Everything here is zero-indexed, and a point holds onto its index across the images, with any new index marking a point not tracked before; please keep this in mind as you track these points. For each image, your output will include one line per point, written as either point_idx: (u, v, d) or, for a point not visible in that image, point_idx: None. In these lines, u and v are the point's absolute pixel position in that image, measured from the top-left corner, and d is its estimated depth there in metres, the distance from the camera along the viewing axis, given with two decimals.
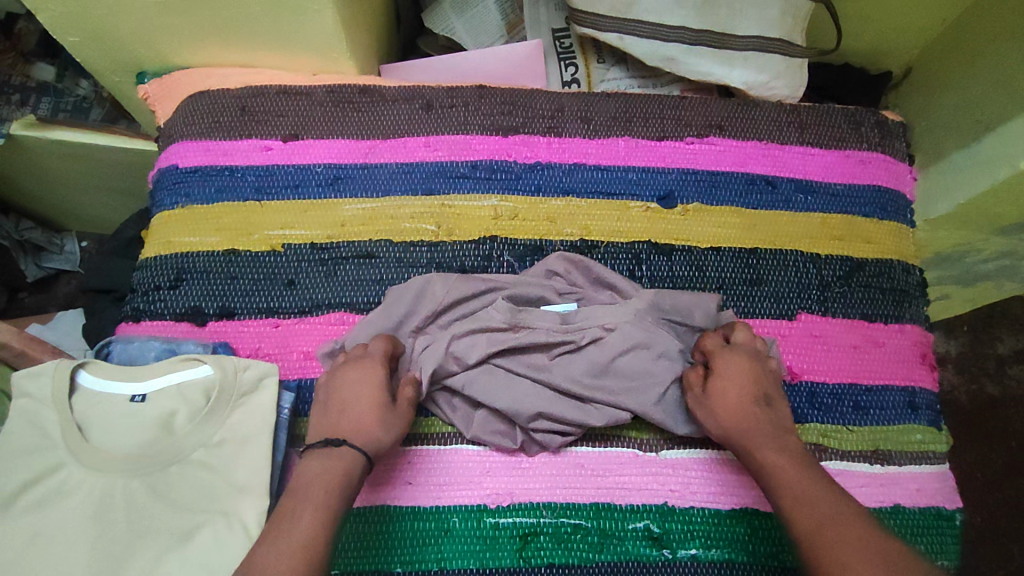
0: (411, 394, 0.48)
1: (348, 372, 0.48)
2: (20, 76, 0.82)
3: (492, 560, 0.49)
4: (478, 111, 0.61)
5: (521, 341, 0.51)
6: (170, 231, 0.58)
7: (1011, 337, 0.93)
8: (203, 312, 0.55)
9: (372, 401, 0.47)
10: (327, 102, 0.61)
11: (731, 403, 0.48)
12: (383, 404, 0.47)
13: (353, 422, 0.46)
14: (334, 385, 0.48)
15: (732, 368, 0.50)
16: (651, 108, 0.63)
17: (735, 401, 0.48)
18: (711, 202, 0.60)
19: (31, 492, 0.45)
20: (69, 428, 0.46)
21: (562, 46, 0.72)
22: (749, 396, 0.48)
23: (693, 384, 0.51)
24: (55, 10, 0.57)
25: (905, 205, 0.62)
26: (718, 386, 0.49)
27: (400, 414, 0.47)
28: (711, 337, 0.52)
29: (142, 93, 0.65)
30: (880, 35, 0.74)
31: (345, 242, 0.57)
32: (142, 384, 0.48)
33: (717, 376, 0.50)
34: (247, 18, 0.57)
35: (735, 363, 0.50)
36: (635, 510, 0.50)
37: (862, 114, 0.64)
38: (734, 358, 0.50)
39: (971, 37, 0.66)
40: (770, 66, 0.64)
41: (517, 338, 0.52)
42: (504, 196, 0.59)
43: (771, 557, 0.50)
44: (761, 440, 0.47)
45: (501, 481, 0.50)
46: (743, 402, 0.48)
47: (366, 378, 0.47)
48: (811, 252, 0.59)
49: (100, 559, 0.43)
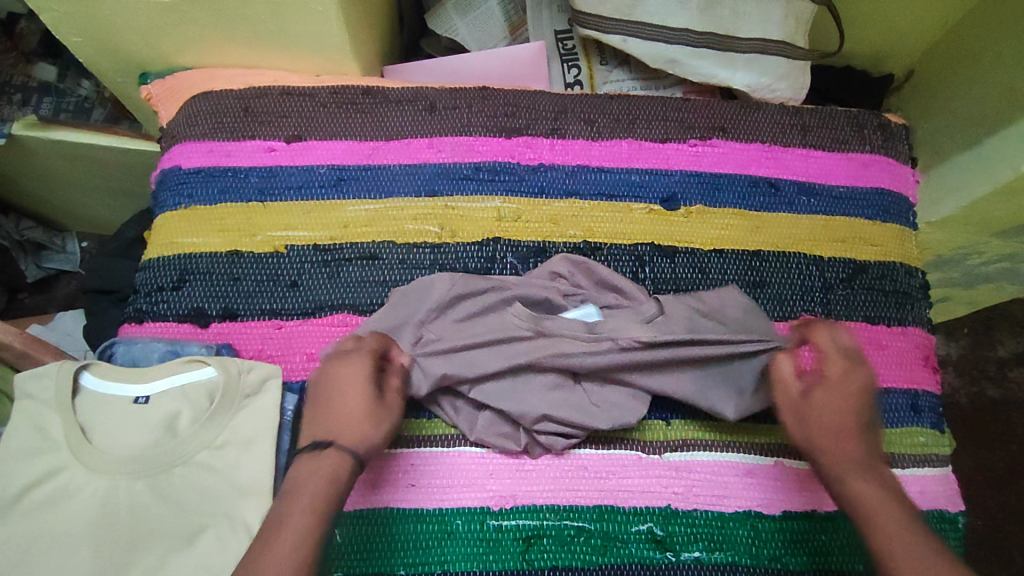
0: (397, 384, 0.48)
1: (334, 365, 0.47)
2: (22, 75, 0.82)
3: (496, 562, 0.49)
4: (481, 113, 0.61)
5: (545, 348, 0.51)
6: (173, 232, 0.58)
7: (1011, 339, 0.93)
8: (205, 313, 0.55)
9: (360, 393, 0.45)
10: (330, 103, 0.61)
11: (824, 412, 0.46)
12: (372, 399, 0.45)
13: (343, 416, 0.44)
14: (322, 377, 0.46)
15: (845, 381, 0.47)
16: (654, 110, 0.63)
17: (830, 410, 0.46)
18: (715, 204, 0.60)
19: (34, 493, 0.45)
20: (73, 430, 0.46)
21: (564, 48, 0.72)
22: (847, 411, 0.46)
23: (788, 377, 0.49)
24: (59, 10, 0.56)
25: (908, 208, 0.62)
26: (819, 392, 0.47)
27: (389, 406, 0.46)
28: (824, 337, 0.49)
29: (146, 94, 0.64)
30: (883, 37, 0.74)
31: (348, 243, 0.57)
32: (146, 385, 0.48)
33: (828, 386, 0.47)
34: (250, 18, 0.57)
35: (853, 377, 0.47)
36: (638, 512, 0.50)
37: (865, 116, 0.64)
38: (852, 370, 0.47)
39: (973, 39, 0.67)
40: (773, 69, 0.64)
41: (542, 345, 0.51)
42: (507, 197, 0.59)
43: (774, 560, 0.50)
44: (858, 462, 0.43)
45: (504, 483, 0.50)
46: (838, 415, 0.46)
47: (354, 371, 0.46)
48: (814, 254, 0.59)
49: (103, 561, 0.43)
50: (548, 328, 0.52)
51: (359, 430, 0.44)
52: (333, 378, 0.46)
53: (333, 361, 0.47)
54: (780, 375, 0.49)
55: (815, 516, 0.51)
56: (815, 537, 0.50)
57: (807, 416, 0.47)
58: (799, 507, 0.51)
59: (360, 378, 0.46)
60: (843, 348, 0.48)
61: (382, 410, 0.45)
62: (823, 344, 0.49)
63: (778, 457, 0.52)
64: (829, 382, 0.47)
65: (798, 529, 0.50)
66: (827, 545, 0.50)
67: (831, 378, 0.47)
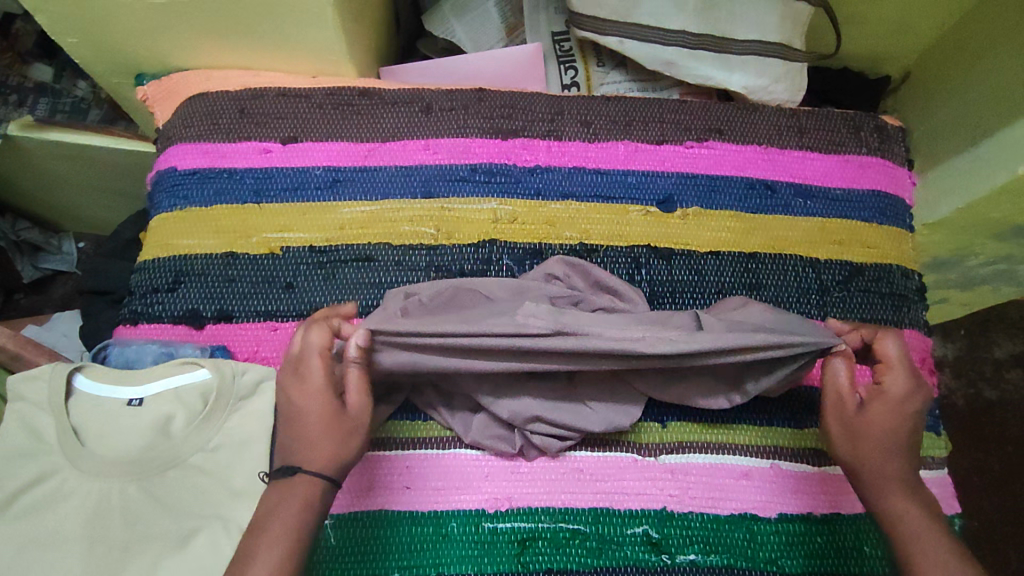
0: (355, 378, 0.44)
1: (291, 380, 0.45)
2: (18, 76, 0.82)
3: (491, 565, 0.48)
4: (478, 114, 0.61)
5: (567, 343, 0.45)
6: (168, 233, 0.57)
7: (1007, 341, 0.93)
8: (201, 314, 0.55)
9: (320, 405, 0.43)
10: (327, 105, 0.61)
11: (881, 429, 0.45)
12: (332, 409, 0.43)
13: (307, 434, 0.42)
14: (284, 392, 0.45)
15: (903, 399, 0.46)
16: (650, 112, 0.63)
17: (887, 428, 0.45)
18: (712, 206, 0.59)
19: (26, 496, 0.45)
20: (66, 432, 0.46)
21: (562, 49, 0.72)
22: (903, 430, 0.45)
23: (846, 387, 0.46)
24: (55, 11, 0.56)
25: (904, 210, 0.62)
26: (876, 406, 0.46)
27: (355, 412, 0.44)
28: (890, 347, 0.47)
29: (141, 95, 0.65)
30: (879, 39, 0.74)
31: (344, 245, 0.57)
32: (139, 387, 0.48)
33: (885, 404, 0.45)
34: (246, 20, 0.57)
35: (911, 398, 0.46)
36: (635, 514, 0.50)
37: (862, 119, 0.64)
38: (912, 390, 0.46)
39: (970, 42, 0.67)
40: (770, 70, 0.64)
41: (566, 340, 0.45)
42: (503, 199, 0.59)
43: (771, 562, 0.50)
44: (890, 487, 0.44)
45: (500, 485, 0.50)
46: (895, 433, 0.45)
47: (308, 383, 0.44)
48: (811, 257, 0.59)
49: (96, 564, 0.43)
50: (572, 329, 0.45)
51: (323, 447, 0.42)
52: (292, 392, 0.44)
53: (289, 373, 0.45)
54: (837, 383, 0.46)
55: (811, 518, 0.51)
56: (811, 540, 0.50)
57: (863, 430, 0.45)
58: (795, 509, 0.51)
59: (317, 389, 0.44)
60: (904, 359, 0.47)
61: (345, 421, 0.43)
62: (884, 353, 0.47)
63: (773, 459, 0.52)
64: (888, 397, 0.46)
65: (795, 532, 0.50)
66: (822, 548, 0.50)
67: (891, 392, 0.46)
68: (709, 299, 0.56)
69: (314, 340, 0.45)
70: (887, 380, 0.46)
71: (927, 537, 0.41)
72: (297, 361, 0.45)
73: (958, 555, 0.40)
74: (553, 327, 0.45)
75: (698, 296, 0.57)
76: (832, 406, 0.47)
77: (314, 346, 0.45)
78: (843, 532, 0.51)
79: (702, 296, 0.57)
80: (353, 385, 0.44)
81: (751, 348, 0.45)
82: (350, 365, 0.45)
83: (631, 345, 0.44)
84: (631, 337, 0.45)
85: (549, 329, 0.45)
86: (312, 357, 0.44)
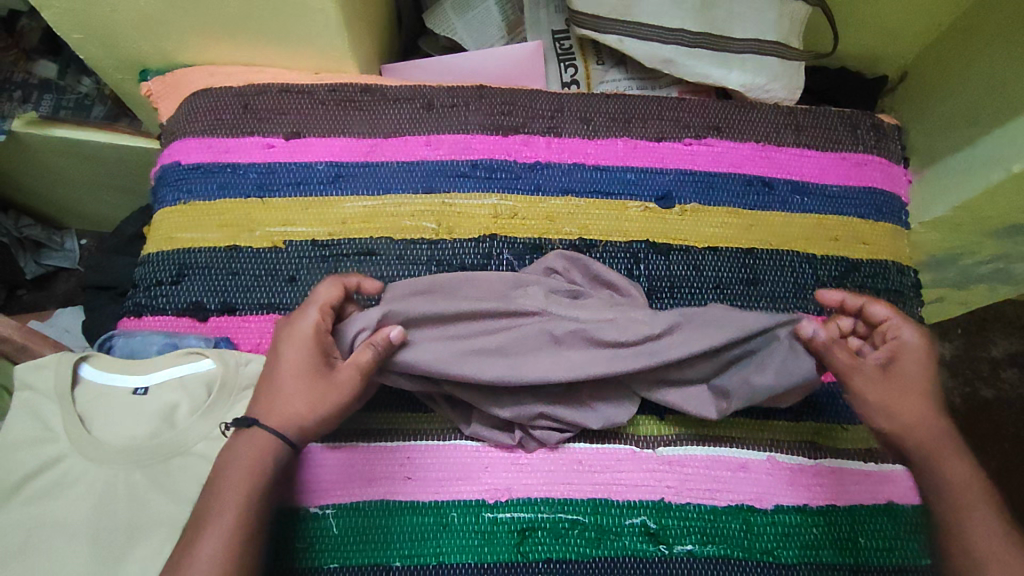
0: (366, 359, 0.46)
1: (285, 327, 0.47)
2: (22, 73, 0.83)
3: (491, 554, 0.49)
4: (478, 111, 0.62)
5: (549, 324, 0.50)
6: (173, 226, 0.58)
7: (1003, 339, 0.94)
8: (204, 307, 0.55)
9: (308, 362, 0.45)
10: (329, 101, 0.62)
11: (909, 382, 0.47)
12: (319, 368, 0.45)
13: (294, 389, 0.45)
14: (279, 342, 0.46)
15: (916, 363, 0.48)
16: (650, 110, 0.63)
17: (916, 378, 0.47)
18: (710, 202, 0.60)
19: (33, 483, 0.45)
20: (72, 421, 0.47)
21: (562, 47, 0.73)
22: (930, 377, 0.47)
23: (855, 362, 0.47)
24: (62, 7, 0.57)
25: (900, 208, 0.63)
26: (897, 364, 0.48)
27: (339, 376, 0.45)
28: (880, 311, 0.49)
29: (145, 90, 0.65)
30: (876, 39, 0.75)
31: (346, 239, 0.57)
32: (144, 376, 0.49)
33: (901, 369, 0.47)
34: (250, 17, 0.58)
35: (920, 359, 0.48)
36: (633, 505, 0.51)
37: (858, 117, 0.65)
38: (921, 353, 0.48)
39: (967, 41, 0.67)
40: (768, 69, 0.65)
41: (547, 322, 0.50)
42: (504, 194, 0.59)
43: (767, 553, 0.50)
44: None
45: (499, 476, 0.51)
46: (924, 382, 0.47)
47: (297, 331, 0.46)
48: (809, 253, 0.59)
49: (100, 551, 0.43)
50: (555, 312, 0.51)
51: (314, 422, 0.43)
52: (286, 339, 0.46)
53: (288, 323, 0.47)
54: (844, 361, 0.47)
55: (807, 510, 0.51)
56: (807, 531, 0.51)
57: (893, 389, 0.47)
58: (791, 501, 0.52)
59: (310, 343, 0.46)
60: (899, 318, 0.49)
61: (327, 381, 0.45)
62: (876, 316, 0.49)
63: (771, 451, 0.53)
64: (907, 351, 0.48)
65: (791, 523, 0.51)
66: (818, 539, 0.51)
67: (907, 346, 0.48)
68: (708, 294, 0.57)
69: (326, 297, 0.48)
70: (902, 337, 0.48)
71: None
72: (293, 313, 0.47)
73: None
74: (538, 310, 0.51)
75: (695, 291, 0.57)
76: (856, 382, 0.47)
77: (321, 303, 0.47)
78: (838, 523, 0.51)
79: (701, 292, 0.57)
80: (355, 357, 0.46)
81: (716, 334, 0.49)
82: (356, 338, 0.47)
83: (599, 331, 0.50)
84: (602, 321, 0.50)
85: (528, 320, 0.51)
86: (314, 306, 0.47)
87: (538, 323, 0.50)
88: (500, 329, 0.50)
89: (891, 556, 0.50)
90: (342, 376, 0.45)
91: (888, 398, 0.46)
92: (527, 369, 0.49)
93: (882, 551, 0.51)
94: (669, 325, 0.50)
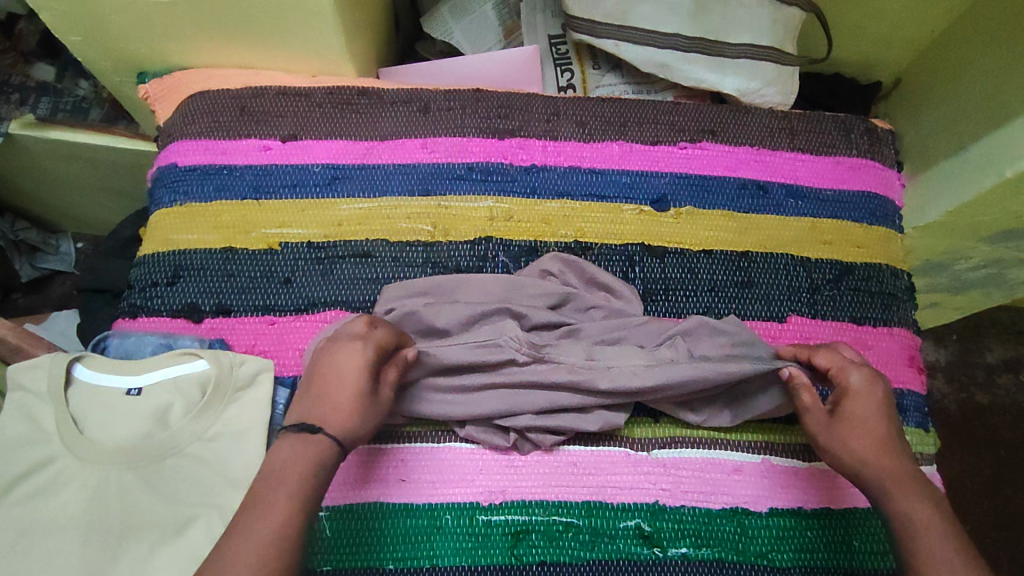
0: (394, 377, 0.47)
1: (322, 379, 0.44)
2: (20, 75, 0.82)
3: (484, 557, 0.49)
4: (475, 114, 0.62)
5: (539, 374, 0.51)
6: (169, 228, 0.58)
7: (999, 345, 0.95)
8: (200, 308, 0.55)
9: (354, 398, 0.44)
10: (326, 103, 0.62)
11: (862, 424, 0.46)
12: (365, 392, 0.44)
13: (333, 402, 0.43)
14: (318, 369, 0.45)
15: (863, 416, 0.47)
16: (645, 113, 0.64)
17: (867, 420, 0.47)
18: (703, 206, 0.60)
19: (26, 483, 0.45)
20: (66, 421, 0.46)
21: (558, 52, 0.73)
22: (885, 417, 0.47)
23: (812, 407, 0.49)
24: (57, 9, 0.57)
25: (893, 211, 0.63)
26: (846, 408, 0.47)
27: (381, 401, 0.45)
28: (824, 357, 0.50)
29: (142, 93, 0.65)
30: (870, 44, 0.76)
31: (342, 241, 0.57)
32: (140, 376, 0.49)
33: (850, 421, 0.47)
34: (248, 20, 0.58)
35: (868, 411, 0.47)
36: (626, 508, 0.51)
37: (852, 121, 0.66)
38: (867, 405, 0.47)
39: (959, 47, 0.68)
40: (762, 74, 0.65)
41: (538, 371, 0.51)
42: (500, 197, 0.59)
43: (762, 556, 0.50)
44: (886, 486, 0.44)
45: (494, 479, 0.51)
46: (878, 421, 0.47)
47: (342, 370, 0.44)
48: (802, 256, 0.59)
49: (94, 553, 0.43)
50: (548, 355, 0.52)
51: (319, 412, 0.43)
52: (328, 364, 0.45)
53: (328, 351, 0.46)
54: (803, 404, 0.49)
55: (801, 512, 0.51)
56: (802, 533, 0.51)
57: (845, 430, 0.47)
58: (786, 504, 0.52)
59: (358, 365, 0.44)
60: (844, 361, 0.49)
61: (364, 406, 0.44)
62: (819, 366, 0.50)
63: (765, 454, 0.53)
64: (855, 394, 0.47)
65: (785, 526, 0.51)
66: (813, 542, 0.51)
67: (852, 391, 0.48)
68: (701, 297, 0.57)
69: (375, 334, 0.47)
70: (851, 384, 0.48)
71: (926, 534, 0.41)
72: (331, 343, 0.46)
73: (960, 554, 0.40)
74: (531, 357, 0.51)
75: (690, 295, 0.57)
76: (809, 426, 0.49)
77: (376, 341, 0.46)
78: (832, 526, 0.51)
79: (694, 294, 0.57)
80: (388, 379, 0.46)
81: (715, 380, 0.50)
82: (393, 364, 0.47)
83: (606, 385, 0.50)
84: (606, 377, 0.50)
85: (528, 372, 0.51)
86: (367, 343, 0.46)
87: (538, 372, 0.51)
88: (500, 376, 0.51)
89: (885, 559, 0.50)
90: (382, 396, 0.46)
91: (847, 436, 0.46)
92: (525, 386, 0.51)
93: (876, 554, 0.51)
94: (676, 378, 0.50)
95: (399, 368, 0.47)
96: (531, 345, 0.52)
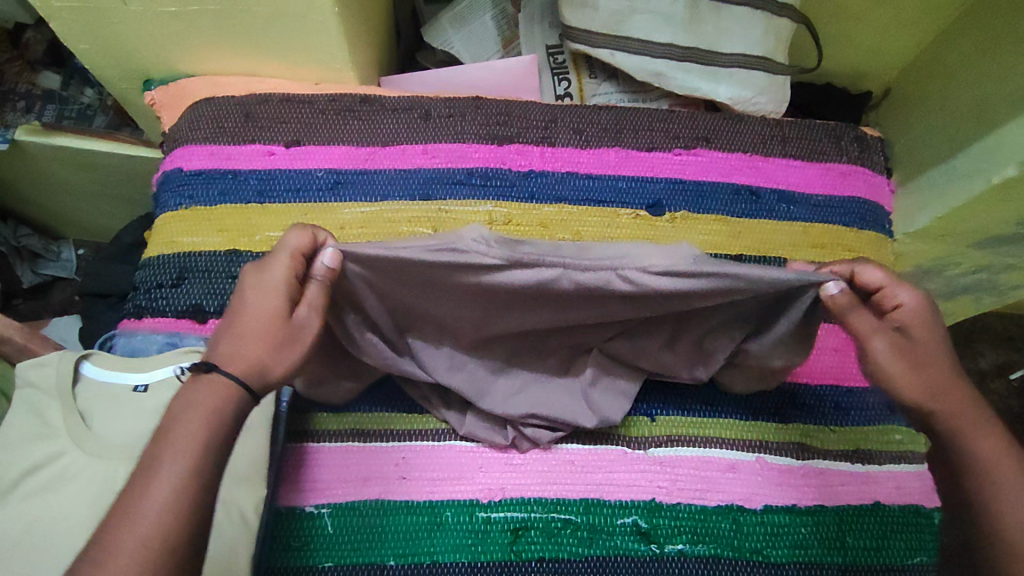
0: (315, 293, 0.43)
1: (237, 302, 0.42)
2: (26, 83, 0.84)
3: (483, 553, 0.50)
4: (474, 121, 0.64)
5: (535, 275, 0.41)
6: (173, 231, 0.59)
7: (992, 351, 0.96)
8: (204, 310, 0.56)
9: (266, 325, 0.41)
10: (329, 110, 0.63)
11: (932, 344, 0.43)
12: (275, 312, 0.41)
13: (240, 328, 0.41)
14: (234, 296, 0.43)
15: (930, 339, 0.43)
16: (640, 120, 0.65)
17: (936, 343, 0.43)
18: (698, 210, 0.62)
19: (32, 478, 0.46)
20: (74, 417, 0.48)
21: (556, 61, 0.75)
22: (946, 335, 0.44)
23: (874, 332, 0.44)
24: (67, 18, 0.59)
25: (883, 216, 0.65)
26: (909, 330, 0.43)
27: (302, 323, 0.42)
28: (869, 272, 0.44)
29: (148, 100, 0.67)
30: (859, 55, 0.78)
31: (345, 244, 0.59)
32: (146, 374, 0.50)
33: (919, 344, 0.43)
34: (252, 29, 0.60)
35: (930, 331, 0.43)
36: (623, 505, 0.52)
37: (842, 129, 0.67)
38: (930, 325, 0.43)
39: (946, 58, 0.70)
40: (753, 83, 0.67)
41: (528, 271, 0.41)
42: (499, 201, 0.61)
43: (757, 552, 0.51)
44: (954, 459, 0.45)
45: (493, 476, 0.52)
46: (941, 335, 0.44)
47: (259, 284, 0.42)
48: (793, 259, 0.61)
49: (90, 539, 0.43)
50: (528, 258, 0.41)
51: (248, 351, 0.41)
52: (240, 290, 0.43)
53: (248, 271, 0.43)
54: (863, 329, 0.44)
55: (795, 510, 0.52)
56: (796, 530, 0.52)
57: (920, 355, 0.43)
58: (780, 501, 0.52)
59: (270, 282, 0.42)
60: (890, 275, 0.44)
61: (287, 329, 0.42)
62: (868, 282, 0.44)
63: (760, 453, 0.54)
64: (916, 314, 0.43)
65: (780, 524, 0.52)
66: (807, 539, 0.52)
67: (911, 311, 0.43)
68: None
69: (288, 240, 0.43)
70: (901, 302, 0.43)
71: None
72: (250, 267, 0.44)
73: None
74: (506, 260, 0.41)
75: None
76: (878, 352, 0.44)
77: (291, 251, 0.43)
78: (826, 523, 0.52)
79: None
80: (309, 297, 0.43)
81: (745, 284, 0.41)
82: (311, 280, 0.43)
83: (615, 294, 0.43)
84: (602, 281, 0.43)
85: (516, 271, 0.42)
86: (281, 253, 0.43)
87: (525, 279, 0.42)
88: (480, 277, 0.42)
89: (877, 556, 0.52)
90: (306, 323, 0.43)
91: (925, 367, 0.43)
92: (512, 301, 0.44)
93: (867, 551, 0.52)
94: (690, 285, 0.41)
95: (321, 287, 0.43)
96: (503, 244, 0.41)
